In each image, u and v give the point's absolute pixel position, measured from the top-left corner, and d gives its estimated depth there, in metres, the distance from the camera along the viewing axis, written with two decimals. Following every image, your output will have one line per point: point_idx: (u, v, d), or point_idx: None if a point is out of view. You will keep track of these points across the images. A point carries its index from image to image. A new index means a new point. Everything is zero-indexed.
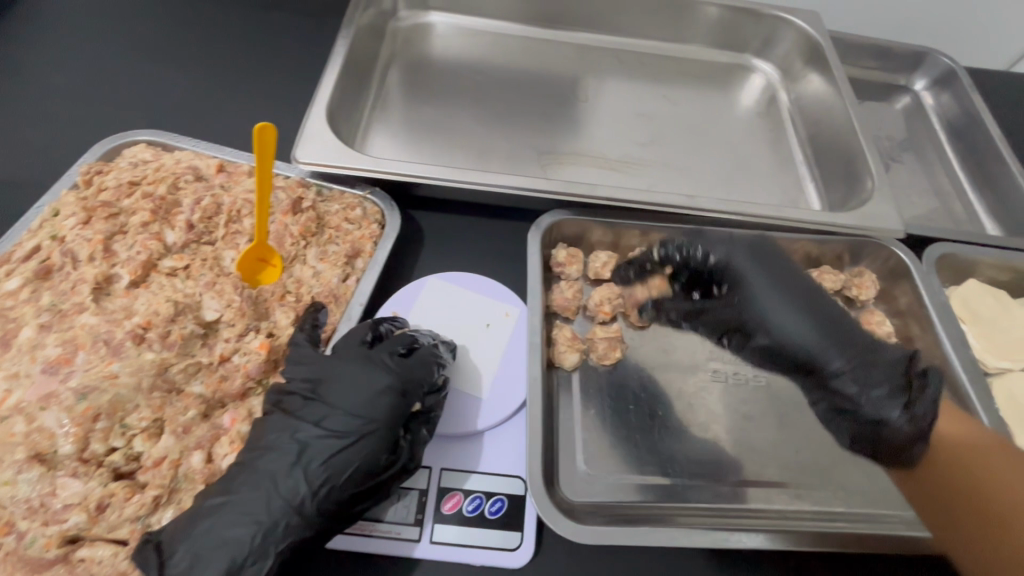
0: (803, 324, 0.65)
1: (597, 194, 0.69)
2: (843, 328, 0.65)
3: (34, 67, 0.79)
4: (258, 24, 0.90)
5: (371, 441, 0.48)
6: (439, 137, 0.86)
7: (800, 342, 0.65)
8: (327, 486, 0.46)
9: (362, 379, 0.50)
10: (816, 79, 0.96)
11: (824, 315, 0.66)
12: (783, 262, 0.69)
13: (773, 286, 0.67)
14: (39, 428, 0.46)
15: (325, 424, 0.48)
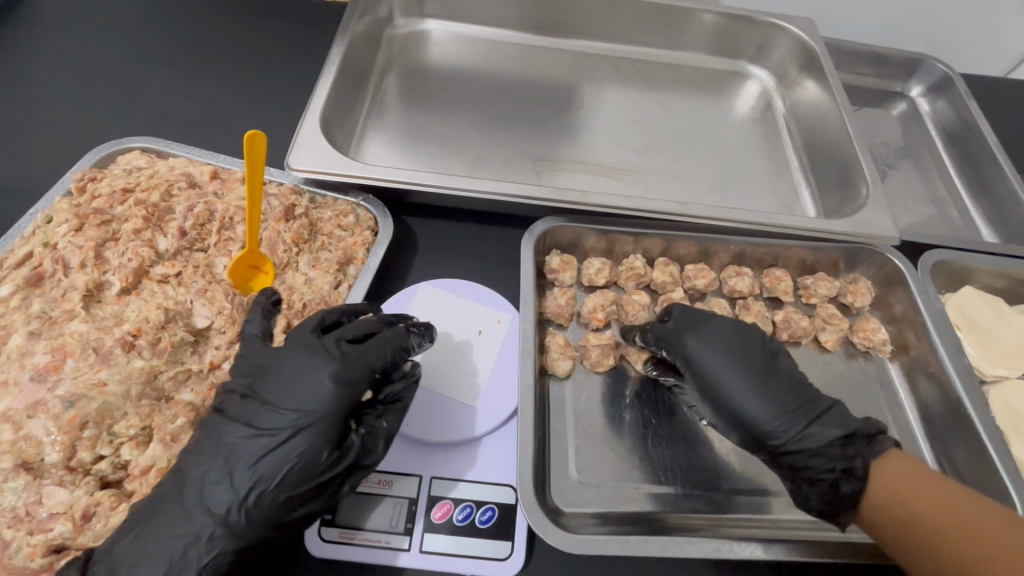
0: (753, 397, 0.55)
1: (589, 202, 0.69)
2: (795, 398, 0.55)
3: (32, 75, 0.80)
4: (255, 32, 0.90)
5: (303, 441, 0.46)
6: (434, 144, 0.87)
7: (747, 418, 0.54)
8: (256, 491, 0.45)
9: (304, 372, 0.48)
10: (811, 85, 0.95)
11: (775, 385, 0.55)
12: (733, 324, 0.59)
13: (714, 353, 0.57)
14: (26, 436, 0.45)
15: (256, 422, 0.47)
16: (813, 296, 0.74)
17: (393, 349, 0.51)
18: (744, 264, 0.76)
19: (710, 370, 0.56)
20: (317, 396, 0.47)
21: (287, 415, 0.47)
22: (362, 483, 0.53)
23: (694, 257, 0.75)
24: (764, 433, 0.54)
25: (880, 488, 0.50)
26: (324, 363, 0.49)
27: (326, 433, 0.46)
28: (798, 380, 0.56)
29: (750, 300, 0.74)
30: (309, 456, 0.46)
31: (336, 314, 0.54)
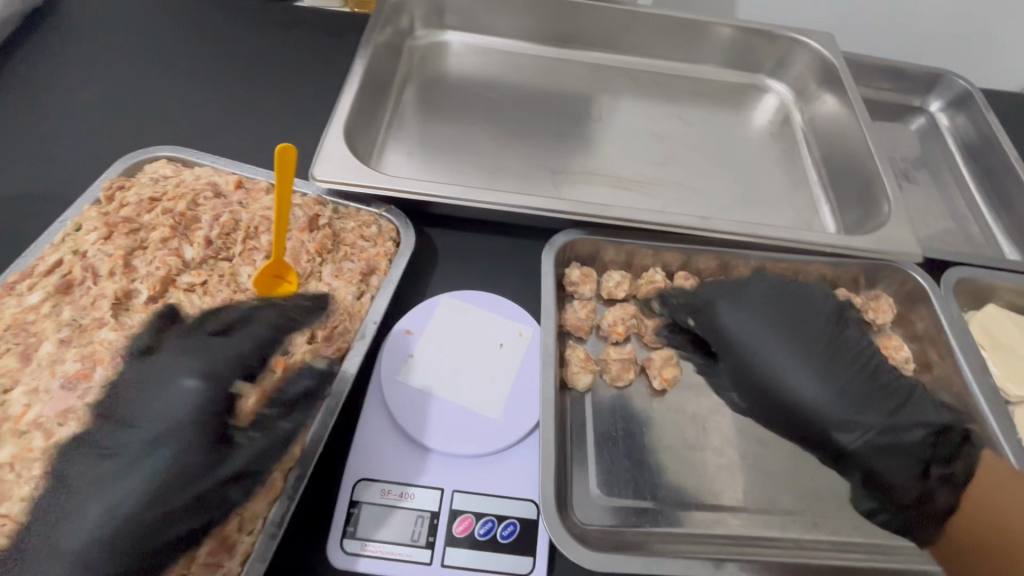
0: (826, 389, 0.61)
1: (610, 216, 0.70)
2: (873, 393, 0.61)
3: (61, 84, 0.81)
4: (278, 43, 0.91)
5: (158, 455, 0.44)
6: (453, 155, 0.87)
7: (821, 408, 0.60)
8: (109, 517, 0.42)
9: (163, 382, 0.48)
10: (830, 100, 0.95)
11: (852, 380, 0.61)
12: (824, 318, 0.65)
13: (789, 349, 0.63)
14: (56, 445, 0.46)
15: (109, 444, 0.45)
16: None
17: (261, 342, 0.54)
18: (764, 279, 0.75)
19: (758, 356, 0.64)
20: (176, 401, 0.47)
21: (140, 428, 0.46)
22: (385, 495, 0.53)
23: (713, 270, 0.75)
24: (834, 424, 0.60)
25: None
26: (191, 362, 0.49)
27: (187, 435, 0.45)
28: (878, 375, 0.62)
29: None
30: (178, 462, 0.44)
31: (218, 321, 0.55)
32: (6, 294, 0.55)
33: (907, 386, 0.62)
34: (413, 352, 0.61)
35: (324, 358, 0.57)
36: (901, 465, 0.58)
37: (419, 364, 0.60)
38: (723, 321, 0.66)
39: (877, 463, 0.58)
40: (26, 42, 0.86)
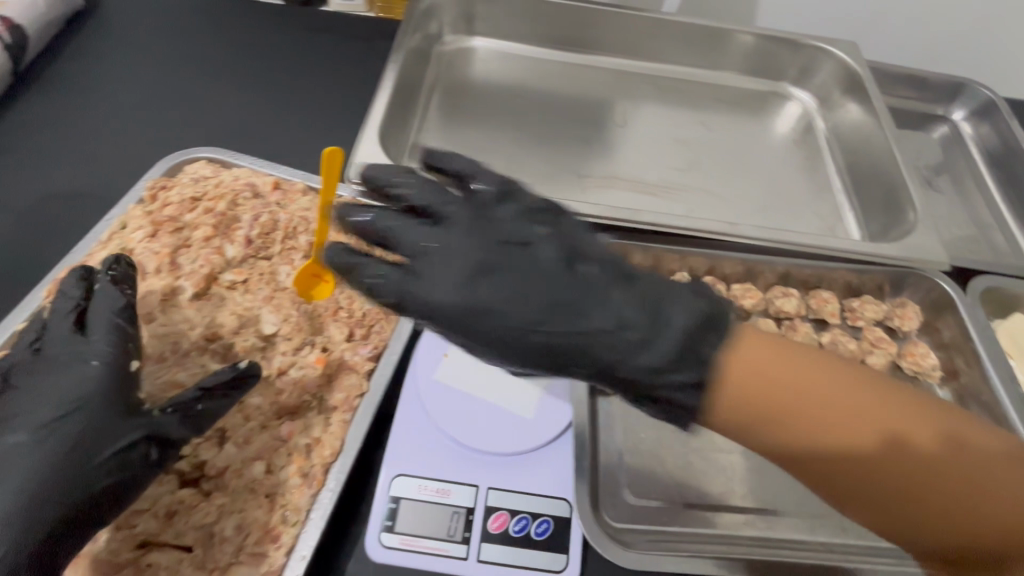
0: (519, 298, 0.42)
1: (641, 220, 0.72)
2: (563, 290, 0.42)
3: (104, 87, 0.84)
4: (311, 48, 0.93)
5: (63, 436, 0.45)
6: (481, 159, 0.89)
7: (526, 329, 0.42)
8: (29, 495, 0.43)
9: (51, 375, 0.48)
10: (854, 108, 0.96)
11: (567, 282, 0.43)
12: (488, 221, 0.45)
13: (465, 256, 0.43)
14: None
15: (11, 435, 0.45)
16: (859, 319, 0.74)
17: (111, 321, 0.50)
18: (789, 285, 0.76)
19: (481, 307, 0.41)
20: (65, 388, 0.47)
21: (39, 414, 0.46)
22: (421, 490, 0.54)
23: (739, 275, 0.75)
24: (576, 343, 0.42)
25: (736, 373, 0.41)
26: (64, 358, 0.48)
27: (100, 407, 0.46)
28: (557, 264, 0.43)
29: (796, 321, 0.74)
30: (86, 437, 0.45)
31: (73, 300, 0.51)
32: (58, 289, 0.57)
33: (582, 265, 0.44)
34: (448, 351, 0.61)
35: (363, 355, 0.58)
36: (644, 374, 0.41)
37: (454, 363, 0.61)
38: (437, 269, 0.42)
39: (652, 376, 0.41)
40: (70, 45, 0.88)
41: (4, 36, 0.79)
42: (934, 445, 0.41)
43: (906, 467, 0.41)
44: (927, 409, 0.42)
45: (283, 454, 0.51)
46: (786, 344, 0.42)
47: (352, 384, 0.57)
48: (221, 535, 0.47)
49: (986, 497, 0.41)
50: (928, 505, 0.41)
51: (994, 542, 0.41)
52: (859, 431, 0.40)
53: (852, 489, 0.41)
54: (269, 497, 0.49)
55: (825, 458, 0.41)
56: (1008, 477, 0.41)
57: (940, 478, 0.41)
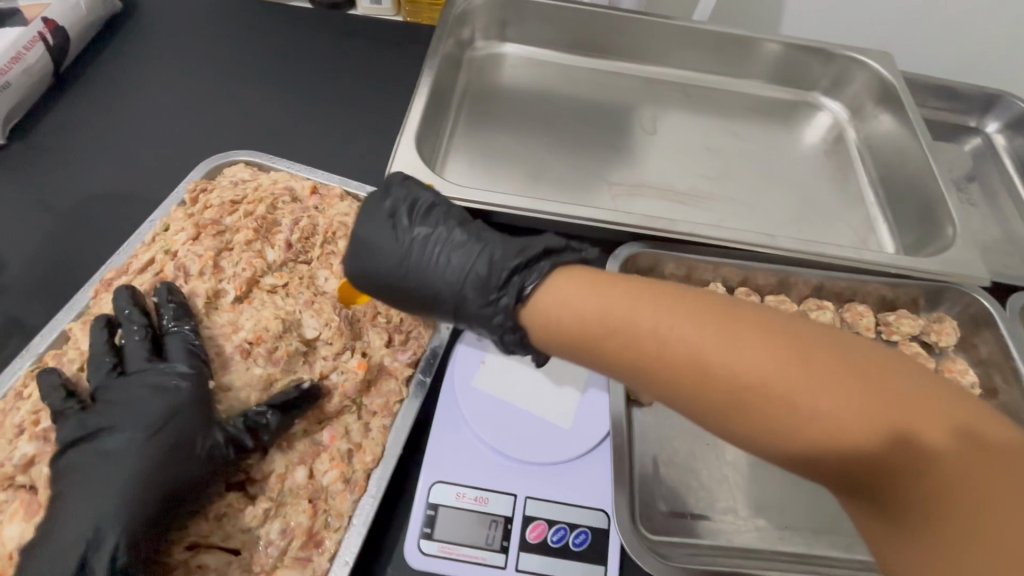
0: (394, 262, 0.54)
1: (676, 230, 0.71)
2: (422, 252, 0.54)
3: (144, 89, 0.85)
4: (344, 52, 0.94)
5: (155, 444, 0.49)
6: (512, 166, 0.90)
7: (400, 286, 0.54)
8: (123, 497, 0.47)
9: (133, 395, 0.51)
10: (886, 119, 0.95)
11: (424, 247, 0.55)
12: (383, 205, 0.58)
13: (364, 233, 0.56)
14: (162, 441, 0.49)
15: (105, 446, 0.49)
16: (895, 333, 0.73)
17: (185, 347, 0.53)
18: (823, 297, 0.76)
19: (372, 272, 0.55)
20: (153, 401, 0.50)
21: (129, 425, 0.50)
22: (460, 498, 0.54)
23: (772, 287, 0.75)
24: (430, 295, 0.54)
25: (542, 302, 0.48)
26: (144, 379, 0.52)
27: (189, 417, 0.50)
28: (419, 232, 0.55)
29: None
30: (176, 445, 0.48)
31: (143, 330, 0.54)
32: (104, 289, 0.58)
33: (442, 228, 0.55)
34: (485, 358, 0.62)
35: (402, 361, 0.59)
36: (482, 319, 0.52)
37: (492, 370, 0.61)
38: (351, 244, 0.56)
39: (484, 318, 0.52)
40: (108, 46, 0.89)
41: (47, 38, 0.80)
42: (786, 354, 0.41)
43: (753, 377, 0.40)
44: (780, 323, 0.43)
45: (326, 459, 0.52)
46: (597, 274, 0.48)
47: (391, 390, 0.57)
48: (267, 539, 0.48)
49: (860, 407, 0.38)
50: (797, 414, 0.39)
51: (885, 453, 0.38)
52: (694, 342, 0.42)
53: (705, 404, 0.42)
54: (312, 502, 0.50)
55: (662, 370, 0.43)
56: (887, 388, 0.39)
57: (805, 390, 0.39)
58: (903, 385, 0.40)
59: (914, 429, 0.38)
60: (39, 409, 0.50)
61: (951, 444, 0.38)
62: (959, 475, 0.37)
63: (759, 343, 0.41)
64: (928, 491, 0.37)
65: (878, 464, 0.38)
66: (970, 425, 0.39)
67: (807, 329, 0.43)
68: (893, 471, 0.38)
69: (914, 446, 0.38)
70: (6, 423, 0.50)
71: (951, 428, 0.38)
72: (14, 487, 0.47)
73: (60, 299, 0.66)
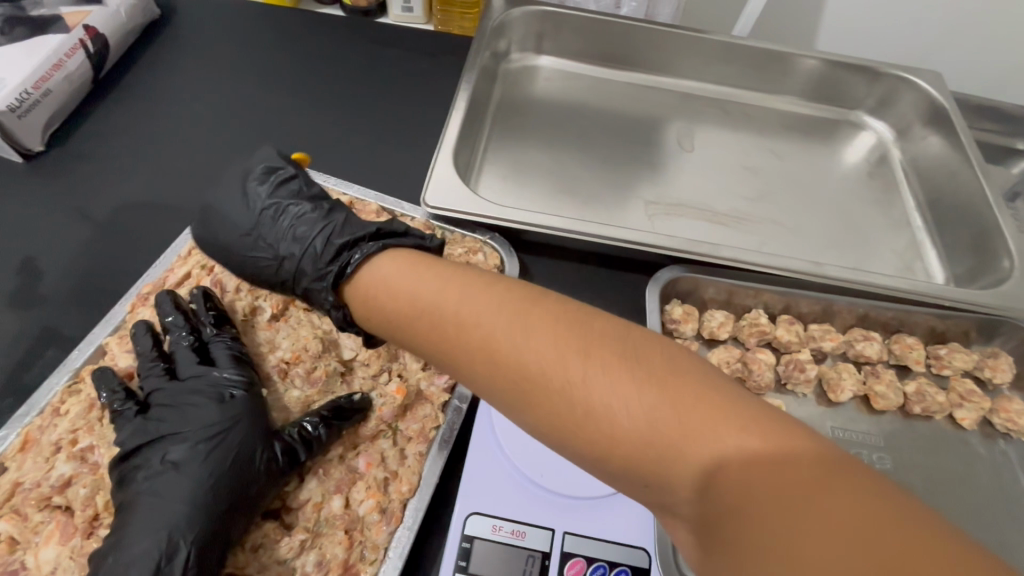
0: (244, 234, 0.57)
1: (721, 255, 0.70)
2: (273, 225, 0.56)
3: (180, 97, 0.85)
4: (378, 61, 0.93)
5: (218, 453, 0.48)
6: (545, 181, 0.88)
7: (248, 258, 0.57)
8: (188, 508, 0.46)
9: (190, 404, 0.51)
10: (936, 140, 0.92)
11: (275, 220, 0.57)
12: (238, 178, 0.59)
13: (221, 205, 0.58)
14: (212, 458, 0.48)
15: (167, 454, 0.48)
16: (946, 367, 0.70)
17: (229, 352, 0.53)
18: (869, 327, 0.73)
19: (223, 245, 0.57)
20: (210, 410, 0.50)
21: (189, 434, 0.49)
22: (496, 531, 0.52)
23: (816, 314, 0.72)
24: (276, 268, 0.56)
25: (360, 284, 0.50)
26: (198, 387, 0.51)
27: (250, 427, 0.50)
28: (272, 205, 0.57)
29: (876, 366, 0.71)
30: (238, 455, 0.48)
31: (191, 336, 0.54)
32: (140, 304, 0.58)
33: (293, 200, 0.57)
34: None
35: (438, 385, 0.57)
36: (316, 292, 0.53)
37: None
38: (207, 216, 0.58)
39: (316, 292, 0.53)
40: (146, 54, 0.90)
41: (88, 45, 0.80)
42: (571, 342, 0.38)
43: (539, 367, 0.38)
44: (583, 313, 0.40)
45: (362, 487, 0.51)
46: (420, 258, 0.49)
47: (427, 416, 0.55)
48: (302, 571, 0.47)
49: (640, 401, 0.35)
50: (586, 402, 0.36)
51: (666, 454, 0.34)
52: (484, 324, 0.41)
53: (500, 391, 0.40)
54: (348, 533, 0.48)
55: (459, 353, 0.42)
56: (679, 384, 0.36)
57: (593, 379, 0.36)
58: (701, 387, 0.35)
59: (703, 435, 0.34)
60: (77, 428, 0.50)
61: (743, 453, 0.32)
62: (740, 485, 0.32)
63: (549, 329, 0.39)
64: (711, 500, 0.32)
65: (662, 467, 0.34)
66: (777, 439, 0.33)
67: (613, 323, 0.40)
68: (677, 477, 0.34)
69: (693, 451, 0.33)
70: (41, 440, 0.49)
71: (752, 440, 0.33)
72: (51, 508, 0.46)
73: (97, 309, 0.65)
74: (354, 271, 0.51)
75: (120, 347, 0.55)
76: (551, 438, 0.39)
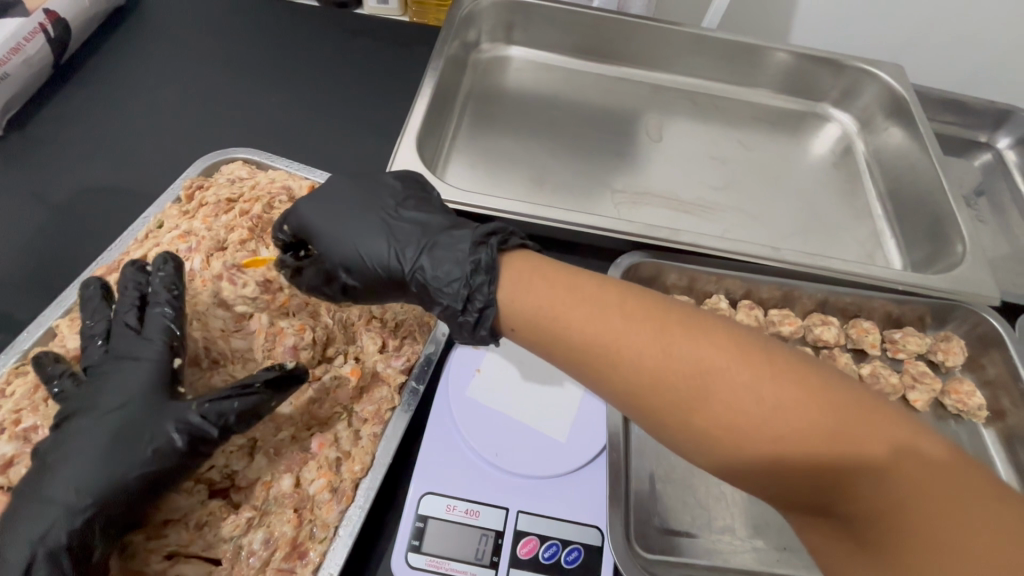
0: (372, 216, 0.54)
1: (680, 241, 0.70)
2: (409, 210, 0.55)
3: (144, 83, 0.84)
4: (347, 50, 0.93)
5: (124, 427, 0.46)
6: (513, 170, 0.88)
7: (376, 236, 0.53)
8: (88, 485, 0.44)
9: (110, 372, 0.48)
10: (896, 132, 0.94)
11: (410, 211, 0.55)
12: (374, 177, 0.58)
13: (348, 191, 0.56)
14: (111, 434, 0.46)
15: (76, 425, 0.46)
16: (901, 351, 0.72)
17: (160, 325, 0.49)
18: (828, 312, 0.74)
19: (331, 242, 0.53)
20: (126, 383, 0.47)
21: (102, 404, 0.47)
22: (449, 511, 0.52)
23: (775, 300, 0.73)
24: (392, 261, 0.52)
25: (507, 285, 0.47)
26: (124, 359, 0.49)
27: (156, 403, 0.47)
28: (394, 207, 0.55)
29: (834, 350, 0.72)
30: (140, 433, 0.46)
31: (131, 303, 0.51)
32: None
33: (434, 200, 0.58)
34: (481, 366, 0.60)
35: (396, 367, 0.58)
36: (444, 281, 0.49)
37: (487, 377, 0.60)
38: (314, 212, 0.54)
39: (447, 264, 0.50)
40: (110, 40, 0.88)
41: (48, 30, 0.79)
42: (739, 359, 0.42)
43: (702, 381, 0.41)
44: (724, 327, 0.44)
45: (313, 467, 0.51)
46: (545, 268, 0.48)
47: (383, 398, 0.56)
48: (249, 549, 0.48)
49: (808, 413, 0.39)
50: (752, 414, 0.40)
51: (844, 466, 0.39)
52: (634, 341, 0.43)
53: (656, 409, 0.43)
54: (297, 512, 0.49)
55: (608, 373, 0.44)
56: (834, 397, 0.40)
57: (755, 393, 0.40)
58: (851, 398, 0.40)
59: (863, 445, 0.39)
60: (21, 408, 0.49)
61: (892, 453, 0.39)
62: (910, 492, 0.37)
63: (704, 343, 0.42)
64: (875, 506, 0.38)
65: (828, 477, 0.39)
66: (920, 444, 0.39)
67: (749, 335, 0.44)
68: (837, 479, 0.39)
69: (855, 453, 0.39)
70: None
71: (899, 445, 0.39)
72: None
73: (52, 293, 0.64)
74: (497, 268, 0.48)
75: (70, 329, 0.54)
76: (697, 448, 0.42)
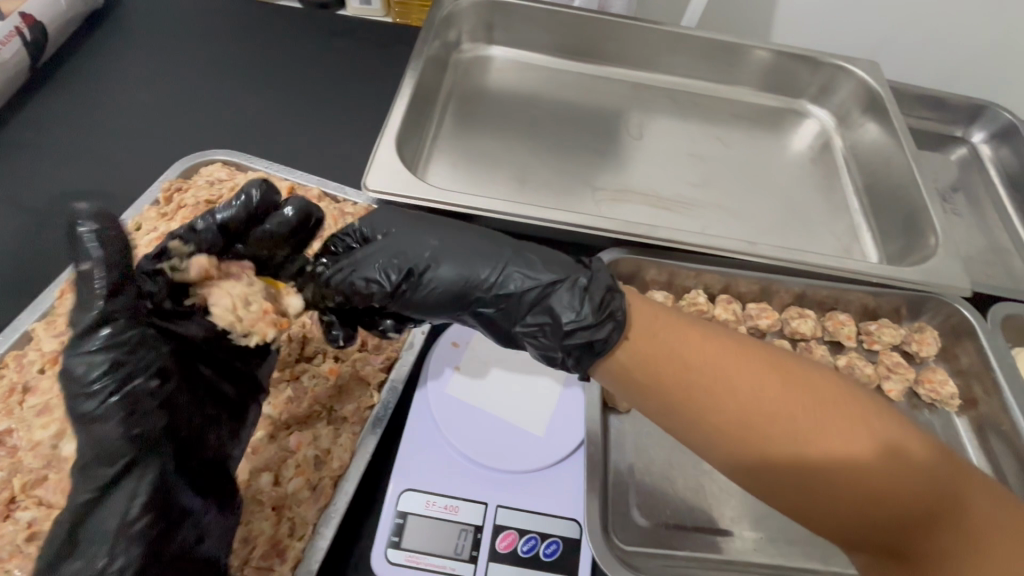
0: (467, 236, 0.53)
1: (658, 237, 0.70)
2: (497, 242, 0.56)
3: (123, 85, 0.84)
4: (328, 51, 0.93)
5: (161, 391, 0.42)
6: (495, 169, 0.89)
7: (481, 250, 0.52)
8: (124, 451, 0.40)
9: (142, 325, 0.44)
10: (873, 127, 0.95)
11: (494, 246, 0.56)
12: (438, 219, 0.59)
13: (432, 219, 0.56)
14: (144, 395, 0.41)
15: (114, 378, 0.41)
16: (876, 342, 0.74)
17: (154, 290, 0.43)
18: (805, 305, 0.75)
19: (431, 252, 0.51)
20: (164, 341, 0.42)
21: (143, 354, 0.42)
22: (428, 507, 0.53)
23: (753, 294, 0.74)
24: (505, 270, 0.50)
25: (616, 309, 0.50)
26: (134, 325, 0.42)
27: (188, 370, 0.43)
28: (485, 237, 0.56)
29: (811, 342, 0.74)
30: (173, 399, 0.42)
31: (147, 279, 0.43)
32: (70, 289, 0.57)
33: None
34: (459, 364, 0.61)
35: (374, 366, 0.58)
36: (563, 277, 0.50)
37: (465, 376, 0.60)
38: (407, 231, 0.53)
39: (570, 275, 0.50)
40: (89, 42, 0.88)
41: (24, 33, 0.78)
42: (820, 402, 0.45)
43: (786, 419, 0.44)
44: (807, 371, 0.47)
45: (291, 466, 0.52)
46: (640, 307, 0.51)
47: (363, 396, 0.57)
48: None
49: (879, 457, 0.43)
50: (827, 454, 0.43)
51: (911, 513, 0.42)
52: (722, 378, 0.46)
53: (737, 444, 0.45)
54: (276, 509, 0.50)
55: (693, 408, 0.46)
56: (904, 445, 0.44)
57: (834, 436, 0.43)
58: (919, 446, 0.44)
59: (929, 492, 0.42)
60: None
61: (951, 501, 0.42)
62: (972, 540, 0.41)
63: (786, 385, 0.46)
64: (940, 552, 0.41)
65: (894, 519, 0.43)
66: (981, 496, 0.43)
67: (828, 377, 0.47)
68: (901, 521, 0.42)
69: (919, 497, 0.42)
70: None
71: (961, 495, 0.43)
72: None
73: (27, 297, 0.64)
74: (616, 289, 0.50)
75: (45, 332, 0.54)
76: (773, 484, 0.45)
